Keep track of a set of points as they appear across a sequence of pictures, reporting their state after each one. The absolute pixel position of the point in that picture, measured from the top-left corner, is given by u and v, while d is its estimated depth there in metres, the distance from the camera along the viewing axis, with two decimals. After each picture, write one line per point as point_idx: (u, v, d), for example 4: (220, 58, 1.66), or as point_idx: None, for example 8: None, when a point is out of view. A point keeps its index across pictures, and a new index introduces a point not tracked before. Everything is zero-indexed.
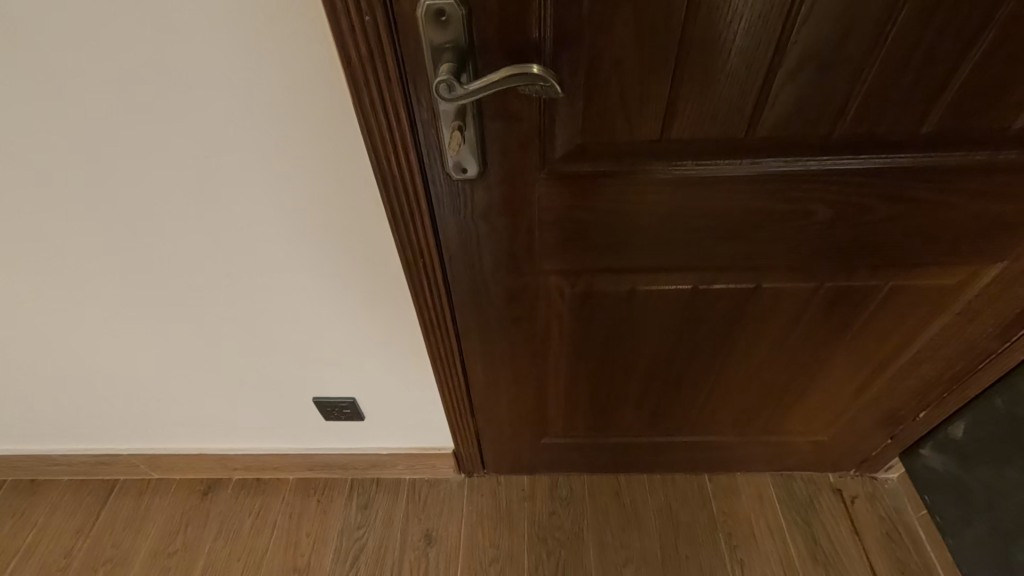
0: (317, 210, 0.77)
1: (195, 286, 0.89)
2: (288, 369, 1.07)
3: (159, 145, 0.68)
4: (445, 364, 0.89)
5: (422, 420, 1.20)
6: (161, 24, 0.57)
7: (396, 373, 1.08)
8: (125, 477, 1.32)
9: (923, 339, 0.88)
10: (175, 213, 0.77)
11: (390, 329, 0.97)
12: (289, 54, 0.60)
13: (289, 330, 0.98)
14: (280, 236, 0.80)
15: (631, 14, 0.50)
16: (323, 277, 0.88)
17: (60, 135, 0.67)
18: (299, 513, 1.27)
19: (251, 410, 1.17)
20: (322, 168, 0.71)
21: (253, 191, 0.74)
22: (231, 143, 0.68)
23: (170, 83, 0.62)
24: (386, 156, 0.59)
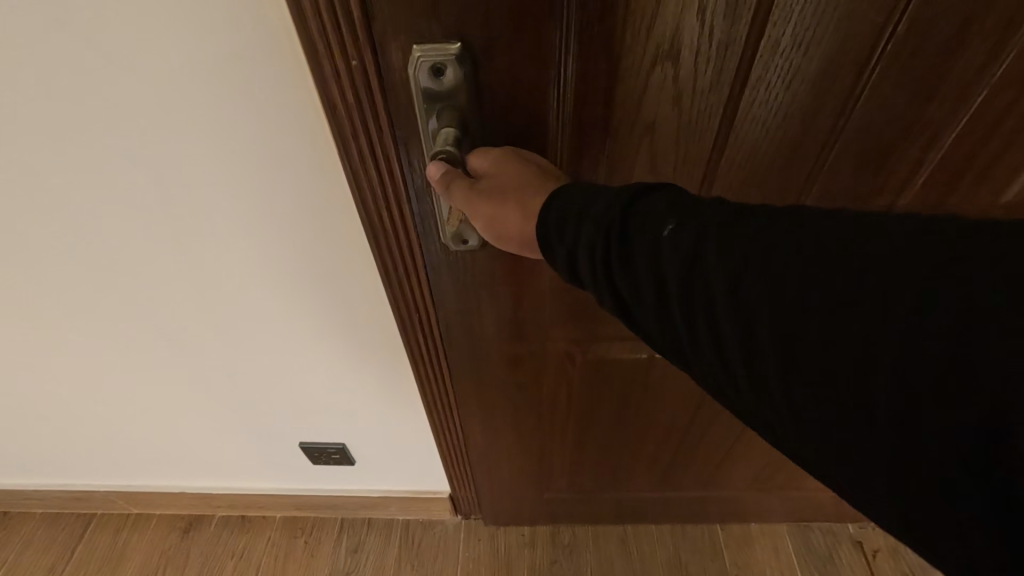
0: (305, 239, 0.72)
1: (175, 312, 0.84)
2: (277, 404, 1.01)
3: (133, 166, 0.64)
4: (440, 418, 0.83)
5: (419, 461, 1.13)
6: (143, 47, 0.53)
7: (392, 411, 1.02)
8: (103, 511, 1.25)
9: None
10: (152, 239, 0.73)
11: (386, 364, 0.93)
12: (275, 83, 0.56)
13: (276, 359, 0.92)
14: (267, 264, 0.76)
15: (672, 70, 0.43)
16: (315, 308, 0.83)
17: (37, 157, 0.63)
18: (284, 554, 1.20)
19: (238, 446, 1.11)
20: (313, 199, 0.67)
21: (237, 219, 0.70)
22: (212, 169, 0.64)
23: (149, 107, 0.58)
24: (376, 211, 0.52)
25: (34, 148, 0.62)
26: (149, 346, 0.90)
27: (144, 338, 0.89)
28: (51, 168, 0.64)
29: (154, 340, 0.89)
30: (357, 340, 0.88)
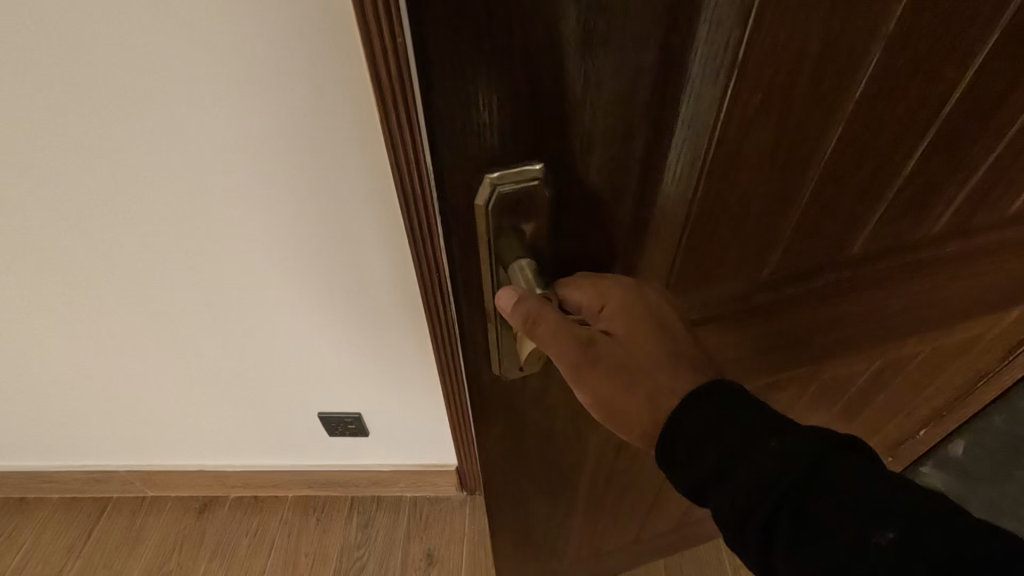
0: (326, 228, 0.76)
1: (203, 296, 0.86)
2: (294, 387, 1.05)
3: (178, 149, 0.66)
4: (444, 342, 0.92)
5: (431, 435, 1.18)
6: (192, 44, 0.56)
7: (402, 391, 1.07)
8: (117, 494, 1.28)
9: (944, 373, 0.92)
10: (176, 231, 0.75)
11: (399, 347, 0.97)
12: (314, 79, 0.60)
13: (297, 343, 0.95)
14: (286, 254, 0.79)
15: (762, 146, 0.40)
16: (338, 291, 0.86)
17: (77, 149, 0.66)
18: (298, 530, 1.25)
19: (254, 428, 1.15)
20: (337, 190, 0.71)
21: (263, 211, 0.73)
22: (254, 152, 0.66)
23: (190, 101, 0.61)
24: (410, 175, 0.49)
25: (81, 129, 0.63)
26: (174, 331, 0.92)
27: (170, 322, 0.91)
28: (95, 149, 0.66)
29: (180, 324, 0.91)
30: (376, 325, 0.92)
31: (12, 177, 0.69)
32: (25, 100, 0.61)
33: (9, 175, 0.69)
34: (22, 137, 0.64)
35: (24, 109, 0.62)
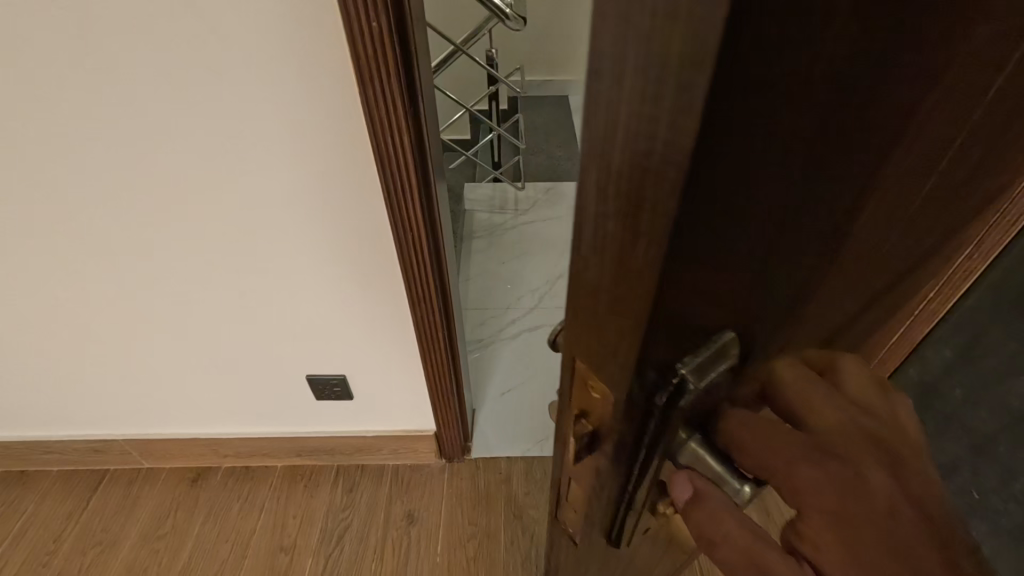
0: (319, 191, 0.88)
1: (211, 256, 0.98)
2: (284, 350, 1.15)
3: (198, 112, 0.79)
4: (422, 303, 1.02)
5: (411, 402, 1.27)
6: (206, 26, 0.70)
7: (382, 355, 1.17)
8: (117, 464, 1.36)
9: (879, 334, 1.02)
10: (188, 192, 0.88)
11: (380, 309, 1.07)
12: (306, 55, 0.74)
13: (292, 303, 1.06)
14: (283, 216, 0.92)
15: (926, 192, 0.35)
16: (328, 249, 0.97)
17: (107, 118, 0.79)
18: (286, 496, 1.33)
19: (246, 396, 1.24)
20: (325, 155, 0.84)
21: (265, 174, 0.86)
22: (260, 114, 0.79)
23: (204, 74, 0.75)
24: (370, 60, 0.68)
25: (117, 96, 0.76)
26: (178, 292, 1.04)
27: (178, 283, 1.02)
28: (128, 114, 0.78)
29: (186, 285, 1.02)
30: (360, 286, 1.04)
31: (52, 142, 0.82)
32: (67, 76, 0.74)
33: (47, 143, 0.82)
34: (67, 104, 0.77)
35: (65, 83, 0.75)
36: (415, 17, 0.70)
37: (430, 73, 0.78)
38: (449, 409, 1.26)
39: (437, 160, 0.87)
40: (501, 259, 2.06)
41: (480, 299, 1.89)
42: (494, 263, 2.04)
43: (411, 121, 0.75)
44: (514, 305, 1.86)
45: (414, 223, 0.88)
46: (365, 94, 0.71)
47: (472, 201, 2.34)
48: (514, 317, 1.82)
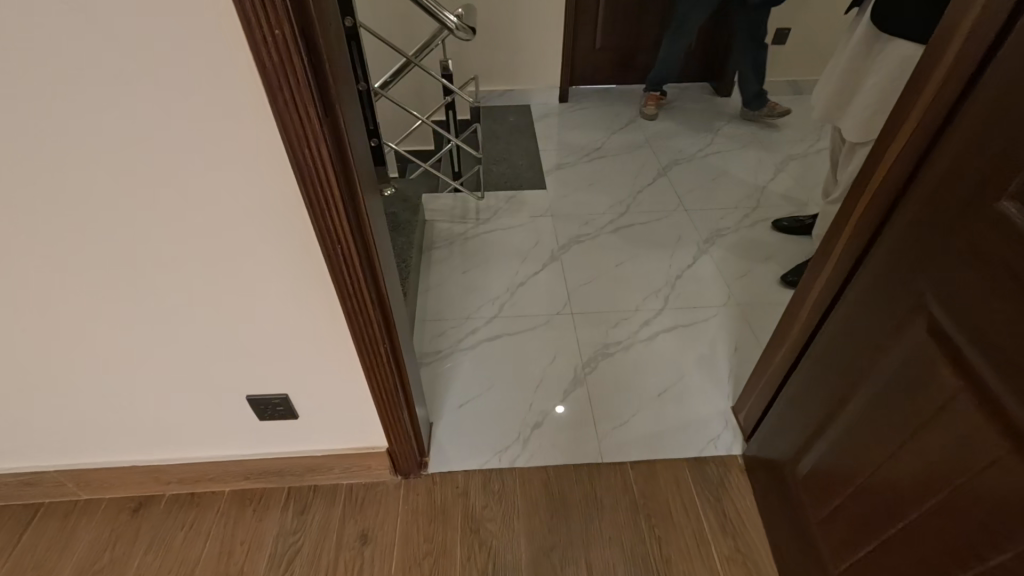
0: (244, 209, 0.84)
1: (136, 272, 0.93)
2: (225, 368, 1.11)
3: (105, 121, 0.73)
4: (359, 318, 0.98)
5: (359, 417, 1.23)
6: (105, 42, 0.66)
7: (327, 370, 1.13)
8: (53, 496, 1.30)
9: (837, 327, 1.02)
10: (104, 211, 0.84)
11: (323, 327, 1.04)
12: (211, 75, 0.70)
13: (227, 318, 1.02)
14: (211, 233, 0.87)
15: None
16: (254, 262, 0.92)
17: (10, 137, 0.74)
18: (232, 522, 1.28)
19: (188, 417, 1.19)
20: (244, 175, 0.80)
21: (187, 190, 0.82)
22: (170, 124, 0.74)
23: (110, 91, 0.70)
24: (271, 67, 0.64)
25: (16, 107, 0.71)
26: (103, 315, 0.99)
27: (103, 304, 0.97)
28: (31, 132, 0.74)
29: (115, 305, 0.97)
30: (301, 302, 0.99)
31: None
32: None
33: None
34: None
35: None
36: (326, 18, 0.67)
37: (348, 78, 0.75)
38: (399, 425, 1.22)
39: (363, 167, 0.84)
40: (462, 270, 2.03)
41: (437, 309, 1.86)
42: (456, 273, 2.01)
43: (327, 129, 0.72)
44: (473, 315, 1.83)
45: (339, 233, 0.83)
46: (274, 103, 0.67)
47: (432, 211, 2.31)
48: (475, 327, 1.79)
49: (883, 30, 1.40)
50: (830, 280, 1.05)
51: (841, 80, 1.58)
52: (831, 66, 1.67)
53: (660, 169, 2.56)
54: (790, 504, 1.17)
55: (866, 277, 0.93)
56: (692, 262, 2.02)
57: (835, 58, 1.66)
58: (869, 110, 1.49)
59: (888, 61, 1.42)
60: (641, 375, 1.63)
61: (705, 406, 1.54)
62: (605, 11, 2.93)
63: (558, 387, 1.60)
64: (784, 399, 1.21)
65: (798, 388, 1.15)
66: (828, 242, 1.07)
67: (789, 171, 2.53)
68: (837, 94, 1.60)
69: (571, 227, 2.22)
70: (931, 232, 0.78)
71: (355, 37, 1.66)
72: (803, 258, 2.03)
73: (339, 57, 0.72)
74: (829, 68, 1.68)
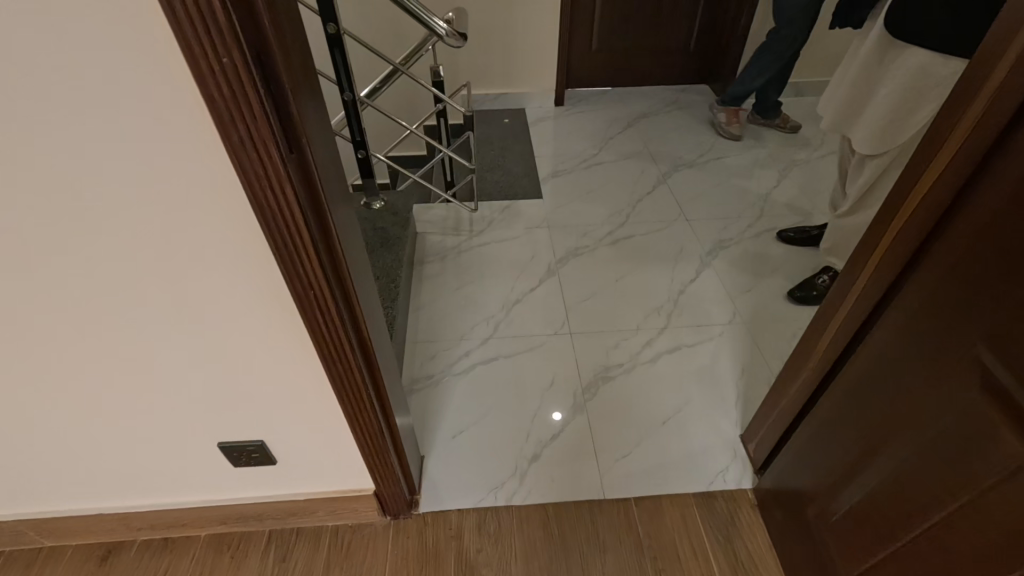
0: (199, 263, 0.72)
1: (81, 329, 0.81)
2: (189, 420, 1.00)
3: (21, 169, 0.61)
4: (337, 366, 0.89)
5: (343, 460, 1.13)
6: (10, 80, 0.53)
7: (305, 420, 1.02)
8: (13, 545, 1.21)
9: (867, 368, 0.93)
10: (31, 266, 0.71)
11: (297, 378, 0.93)
12: (149, 119, 0.57)
13: (192, 372, 0.90)
14: (160, 289, 0.75)
15: None
16: (219, 318, 0.80)
17: None
18: (208, 571, 1.19)
19: (154, 465, 1.09)
20: (199, 228, 0.68)
21: (127, 245, 0.69)
22: (102, 173, 0.62)
23: (23, 135, 0.58)
24: (222, 101, 0.55)
25: None
26: (47, 371, 0.87)
27: (45, 359, 0.86)
28: None
29: (58, 362, 0.86)
30: (270, 356, 0.88)
31: None
32: None
33: None
34: None
35: None
36: (288, 42, 0.57)
37: (317, 106, 0.66)
38: (388, 467, 1.14)
39: (339, 203, 0.75)
40: (455, 286, 1.93)
41: (428, 330, 1.77)
42: (449, 290, 1.92)
43: (293, 167, 0.63)
44: (467, 336, 1.74)
45: (312, 279, 0.74)
46: (227, 140, 0.58)
47: (424, 223, 2.21)
48: (468, 349, 1.70)
49: (897, 37, 1.32)
50: (854, 314, 0.96)
51: (851, 90, 1.49)
52: (838, 75, 1.59)
53: (659, 176, 2.47)
54: (815, 550, 1.09)
55: (903, 316, 0.84)
56: (695, 276, 1.93)
57: (844, 66, 1.59)
58: (881, 122, 1.41)
59: (903, 70, 1.33)
60: (644, 401, 1.55)
61: (712, 435, 1.46)
62: (601, 12, 2.84)
63: (558, 415, 1.51)
64: (807, 441, 1.11)
65: (820, 425, 1.06)
66: (849, 271, 0.99)
67: (793, 178, 2.45)
68: (847, 105, 1.52)
69: (569, 239, 2.13)
70: (984, 274, 0.70)
71: (338, 45, 1.56)
72: (809, 270, 1.95)
73: (305, 85, 0.62)
74: (837, 77, 1.60)
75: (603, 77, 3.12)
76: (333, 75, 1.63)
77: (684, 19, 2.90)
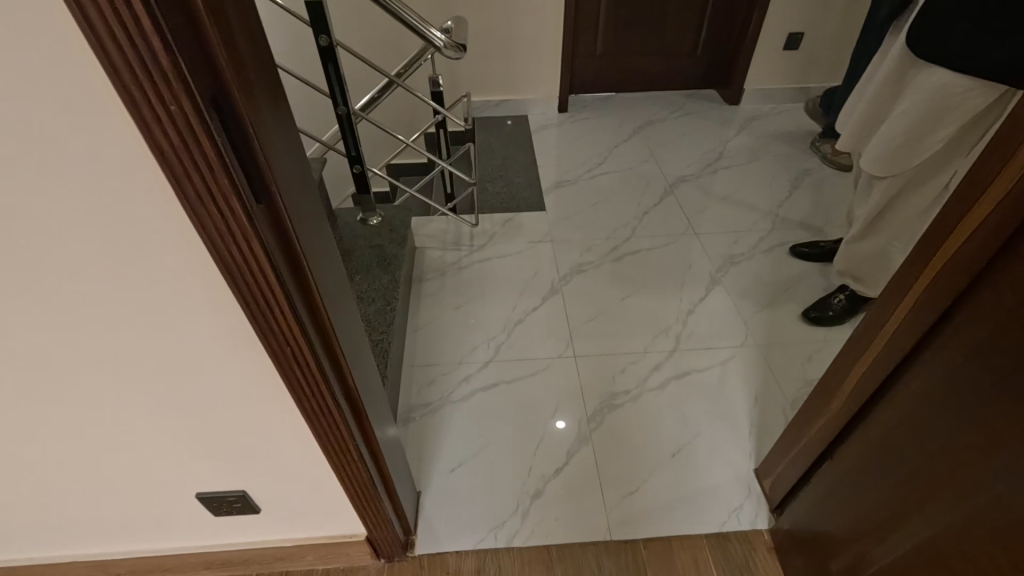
0: (163, 316, 0.65)
1: (38, 382, 0.74)
2: (162, 469, 0.93)
3: None
4: (321, 420, 0.81)
5: (331, 507, 1.06)
6: None
7: (289, 467, 0.95)
8: None
9: (901, 417, 0.85)
10: None
11: (279, 429, 0.86)
12: (96, 168, 0.51)
13: (164, 421, 0.83)
14: (121, 341, 0.69)
15: None
16: (188, 366, 0.73)
17: None
18: None
19: (130, 514, 1.02)
20: (160, 280, 0.61)
21: (80, 298, 0.62)
22: (47, 225, 0.55)
23: None
24: (172, 152, 0.47)
25: None
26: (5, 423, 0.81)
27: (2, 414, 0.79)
28: None
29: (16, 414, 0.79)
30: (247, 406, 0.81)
31: None
32: None
33: None
34: None
35: None
36: (257, 81, 0.50)
37: (292, 146, 0.59)
38: (381, 514, 1.06)
39: (319, 247, 0.67)
40: (455, 304, 1.86)
41: (426, 352, 1.69)
42: (449, 309, 1.84)
43: (260, 219, 0.55)
44: (467, 359, 1.67)
45: (286, 333, 0.66)
46: (181, 193, 0.50)
47: (423, 237, 2.14)
48: (468, 374, 1.63)
49: (917, 55, 1.23)
50: (885, 356, 0.88)
51: (867, 111, 1.42)
52: (857, 93, 1.51)
53: (667, 187, 2.40)
54: None
55: (945, 365, 0.77)
56: (704, 294, 1.86)
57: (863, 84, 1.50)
58: (894, 144, 1.32)
59: (921, 87, 1.24)
60: (653, 431, 1.47)
61: (725, 469, 1.38)
62: (607, 16, 2.76)
63: (562, 446, 1.44)
64: (834, 487, 1.03)
65: (848, 471, 0.99)
66: (879, 309, 0.91)
67: (805, 188, 2.36)
68: (862, 127, 1.44)
69: (573, 254, 2.05)
70: None
71: (331, 57, 1.49)
72: (824, 288, 1.87)
73: (278, 126, 0.55)
74: (854, 95, 1.52)
75: (608, 83, 3.04)
76: (326, 89, 1.55)
77: (692, 23, 2.82)
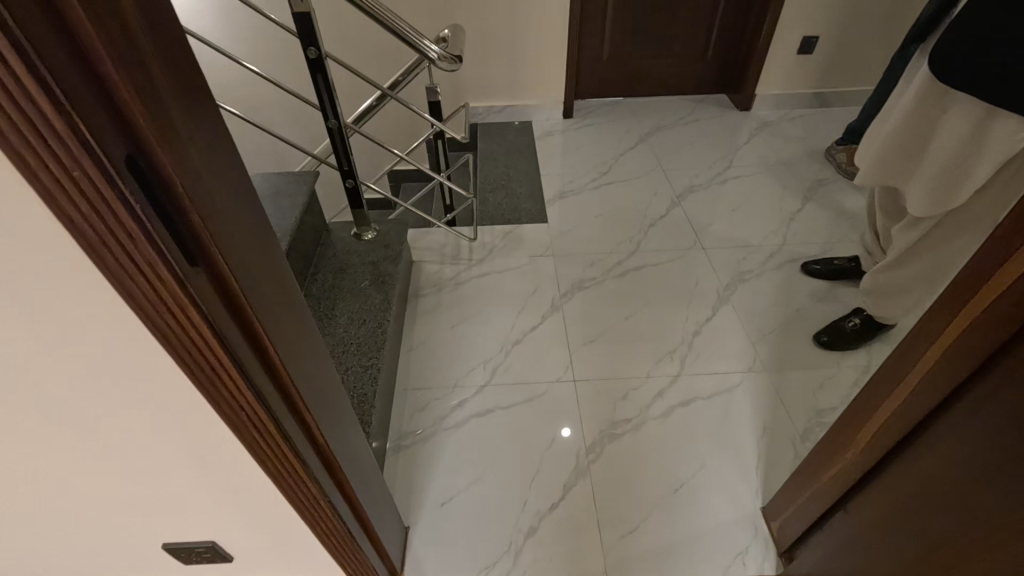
0: (100, 387, 0.58)
1: None
2: (120, 526, 0.86)
3: None
4: (290, 483, 0.74)
5: (309, 558, 0.99)
6: None
7: (259, 525, 0.88)
8: None
9: (926, 476, 0.77)
10: None
11: (244, 492, 0.78)
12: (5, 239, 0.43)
13: (116, 486, 0.75)
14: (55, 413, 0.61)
15: None
16: (136, 435, 0.66)
17: None
18: None
19: (93, 564, 0.96)
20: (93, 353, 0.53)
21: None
22: None
23: None
24: (82, 219, 0.41)
25: None
26: None
27: None
28: None
29: None
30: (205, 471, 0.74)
31: None
32: None
33: None
34: None
35: None
36: (189, 135, 0.45)
37: (238, 197, 0.53)
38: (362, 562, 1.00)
39: (276, 302, 0.61)
40: (451, 323, 1.79)
41: (419, 375, 1.63)
42: (444, 328, 1.78)
43: (197, 283, 0.48)
44: (462, 382, 1.60)
45: (239, 400, 0.59)
46: (99, 261, 0.44)
47: (420, 249, 2.07)
48: (462, 399, 1.56)
49: (957, 85, 1.11)
50: (909, 408, 0.80)
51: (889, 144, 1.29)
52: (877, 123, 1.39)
53: (674, 198, 2.31)
54: None
55: (975, 429, 0.69)
56: (711, 315, 1.78)
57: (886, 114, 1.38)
58: (933, 182, 1.20)
59: (960, 120, 1.13)
60: (654, 464, 1.40)
61: (729, 508, 1.31)
62: (613, 19, 2.68)
63: (558, 478, 1.38)
64: (850, 542, 0.95)
65: (867, 527, 0.91)
66: (903, 353, 0.83)
67: (818, 200, 2.27)
68: (884, 164, 1.32)
69: (575, 270, 1.98)
70: None
71: (320, 69, 1.42)
72: (838, 308, 1.78)
73: (219, 180, 0.49)
74: (874, 125, 1.40)
75: (614, 87, 2.96)
76: (316, 100, 1.49)
77: (702, 26, 2.73)
